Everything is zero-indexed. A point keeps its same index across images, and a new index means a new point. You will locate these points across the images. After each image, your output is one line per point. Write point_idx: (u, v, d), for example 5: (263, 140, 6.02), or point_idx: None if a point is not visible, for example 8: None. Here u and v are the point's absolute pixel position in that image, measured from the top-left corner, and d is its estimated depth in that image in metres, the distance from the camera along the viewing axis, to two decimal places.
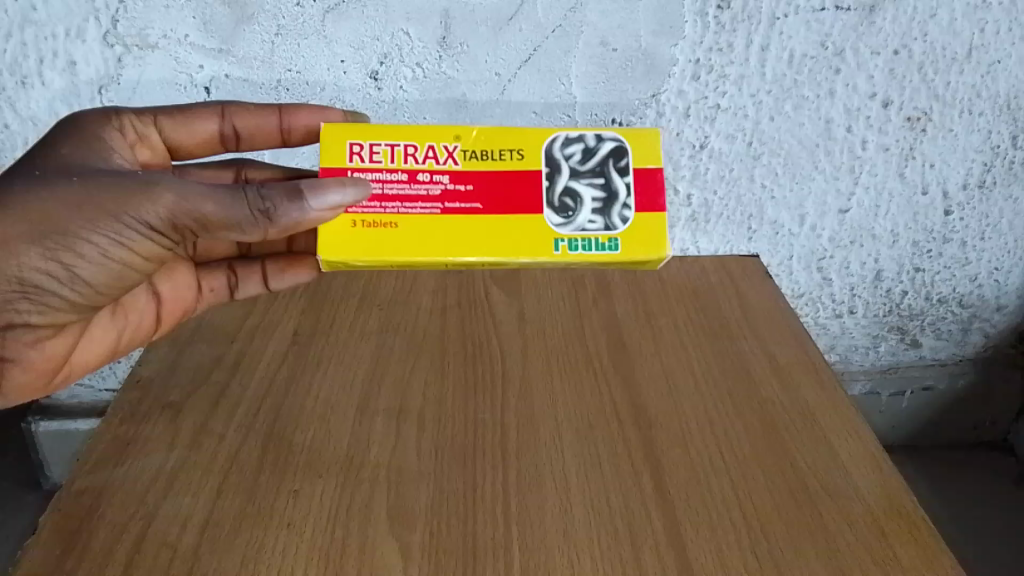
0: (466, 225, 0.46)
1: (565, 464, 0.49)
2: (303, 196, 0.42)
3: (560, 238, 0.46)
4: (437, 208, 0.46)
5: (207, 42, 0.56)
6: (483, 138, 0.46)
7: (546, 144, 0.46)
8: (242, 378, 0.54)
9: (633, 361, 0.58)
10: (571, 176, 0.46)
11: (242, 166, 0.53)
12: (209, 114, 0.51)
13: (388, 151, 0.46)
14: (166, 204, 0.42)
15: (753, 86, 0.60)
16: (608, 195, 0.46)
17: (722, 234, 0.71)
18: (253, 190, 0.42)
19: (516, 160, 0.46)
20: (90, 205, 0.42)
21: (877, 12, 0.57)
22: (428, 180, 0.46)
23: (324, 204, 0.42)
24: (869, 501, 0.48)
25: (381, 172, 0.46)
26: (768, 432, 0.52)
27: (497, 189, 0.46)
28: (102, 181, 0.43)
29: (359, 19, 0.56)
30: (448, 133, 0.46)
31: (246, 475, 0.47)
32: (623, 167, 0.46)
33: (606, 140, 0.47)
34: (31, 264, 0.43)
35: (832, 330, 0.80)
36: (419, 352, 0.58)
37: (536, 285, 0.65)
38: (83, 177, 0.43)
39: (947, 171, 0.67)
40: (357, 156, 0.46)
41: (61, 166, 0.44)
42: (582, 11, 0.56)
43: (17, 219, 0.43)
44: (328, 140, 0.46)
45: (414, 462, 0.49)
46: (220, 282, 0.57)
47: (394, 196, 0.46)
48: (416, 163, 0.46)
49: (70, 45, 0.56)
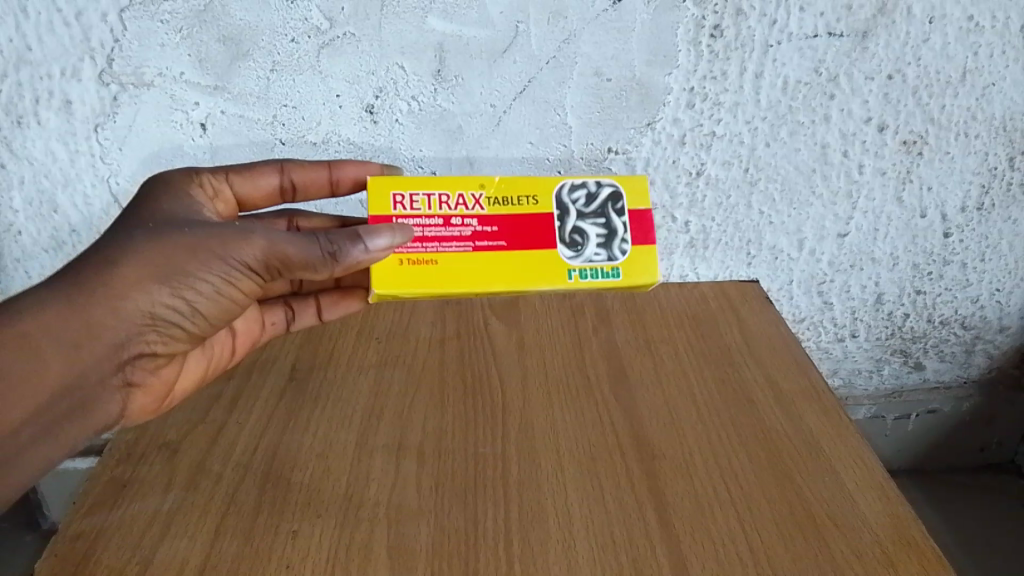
0: (497, 264, 0.49)
1: (567, 498, 0.48)
2: (359, 235, 0.44)
3: (573, 271, 0.49)
4: (470, 247, 0.49)
5: (202, 79, 0.56)
6: (505, 184, 0.49)
7: (555, 191, 0.50)
8: (239, 416, 0.54)
9: (633, 390, 0.57)
10: (578, 217, 0.50)
11: (293, 215, 0.54)
12: (272, 169, 0.51)
13: (426, 199, 0.48)
14: (261, 249, 0.44)
15: (748, 113, 0.60)
16: (609, 231, 0.49)
17: (721, 260, 0.70)
18: (323, 236, 0.44)
19: (533, 205, 0.50)
20: (201, 250, 0.44)
21: (870, 38, 0.58)
22: (460, 224, 0.49)
23: (373, 247, 0.44)
24: (878, 532, 0.47)
25: (420, 218, 0.48)
26: (773, 463, 0.52)
27: (521, 229, 0.49)
28: (216, 227, 0.45)
29: (354, 54, 0.56)
30: (473, 182, 0.49)
31: (245, 516, 0.47)
32: (622, 208, 0.50)
33: (604, 185, 0.50)
34: (158, 300, 0.44)
35: (835, 354, 0.79)
36: (419, 385, 0.57)
37: (536, 314, 0.65)
38: (192, 224, 0.45)
39: (945, 194, 0.67)
40: (400, 205, 0.48)
41: (168, 218, 0.46)
42: (575, 42, 0.56)
43: (141, 261, 0.44)
44: (372, 192, 0.48)
45: (414, 500, 0.48)
46: (279, 316, 0.59)
47: (432, 238, 0.48)
48: (448, 209, 0.48)
49: (66, 85, 0.56)
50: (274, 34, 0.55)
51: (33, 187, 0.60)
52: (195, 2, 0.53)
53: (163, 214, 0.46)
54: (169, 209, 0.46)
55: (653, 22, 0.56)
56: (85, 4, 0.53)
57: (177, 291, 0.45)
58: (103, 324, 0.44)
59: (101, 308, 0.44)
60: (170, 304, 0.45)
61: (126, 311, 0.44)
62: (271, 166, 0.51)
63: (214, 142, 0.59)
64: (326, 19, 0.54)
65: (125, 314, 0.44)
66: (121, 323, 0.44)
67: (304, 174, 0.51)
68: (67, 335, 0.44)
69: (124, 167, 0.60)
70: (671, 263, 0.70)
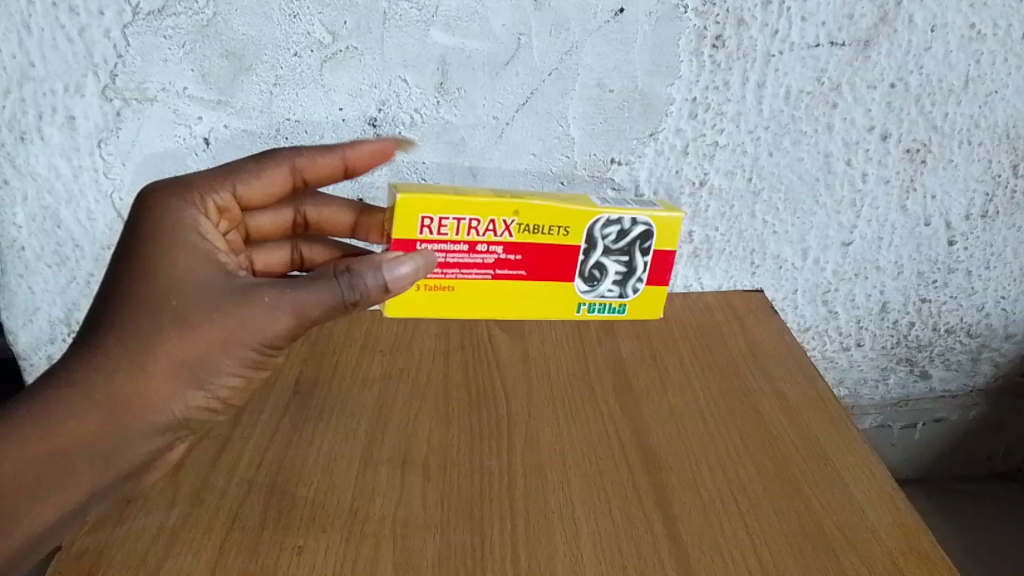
0: (510, 289, 0.53)
1: (574, 511, 0.48)
2: (378, 272, 0.44)
3: (581, 302, 0.55)
4: (489, 273, 0.52)
5: (205, 94, 0.56)
6: (539, 214, 0.50)
7: (589, 225, 0.51)
8: (244, 430, 0.54)
9: (639, 401, 0.57)
10: (603, 253, 0.53)
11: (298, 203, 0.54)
12: (280, 165, 0.49)
13: (455, 225, 0.49)
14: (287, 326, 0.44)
15: (751, 123, 0.60)
16: (628, 271, 0.54)
17: (725, 269, 0.69)
18: (345, 279, 0.44)
19: (561, 236, 0.51)
20: (233, 343, 0.44)
21: (872, 46, 0.58)
22: (485, 250, 0.51)
23: (397, 276, 0.45)
24: (887, 544, 0.48)
25: (446, 242, 0.50)
26: (782, 474, 0.52)
27: (542, 259, 0.52)
28: (244, 311, 0.43)
29: (357, 67, 0.56)
30: (508, 209, 0.50)
31: (249, 532, 0.47)
32: (647, 249, 0.53)
33: (638, 223, 0.52)
34: (192, 405, 0.44)
35: (840, 363, 0.79)
36: (423, 399, 0.57)
37: (540, 325, 0.64)
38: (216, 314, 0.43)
39: (950, 203, 0.67)
40: (427, 229, 0.49)
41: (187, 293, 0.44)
42: (577, 54, 0.56)
43: (167, 370, 0.43)
44: (401, 213, 0.48)
45: (420, 513, 0.48)
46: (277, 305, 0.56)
47: (454, 263, 0.51)
48: (476, 236, 0.50)
49: (69, 101, 0.56)
50: (278, 49, 0.55)
51: (36, 203, 0.60)
52: (198, 17, 0.53)
53: (184, 299, 0.44)
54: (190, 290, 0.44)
55: (655, 33, 0.56)
56: (88, 19, 0.53)
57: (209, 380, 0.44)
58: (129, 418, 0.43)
59: (129, 377, 0.43)
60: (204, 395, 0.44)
61: (160, 422, 0.44)
62: (278, 161, 0.50)
63: (217, 155, 0.59)
64: (329, 33, 0.55)
65: (157, 422, 0.44)
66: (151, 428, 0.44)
67: (317, 163, 0.50)
68: (97, 453, 0.43)
69: (127, 182, 0.60)
70: (676, 273, 0.69)
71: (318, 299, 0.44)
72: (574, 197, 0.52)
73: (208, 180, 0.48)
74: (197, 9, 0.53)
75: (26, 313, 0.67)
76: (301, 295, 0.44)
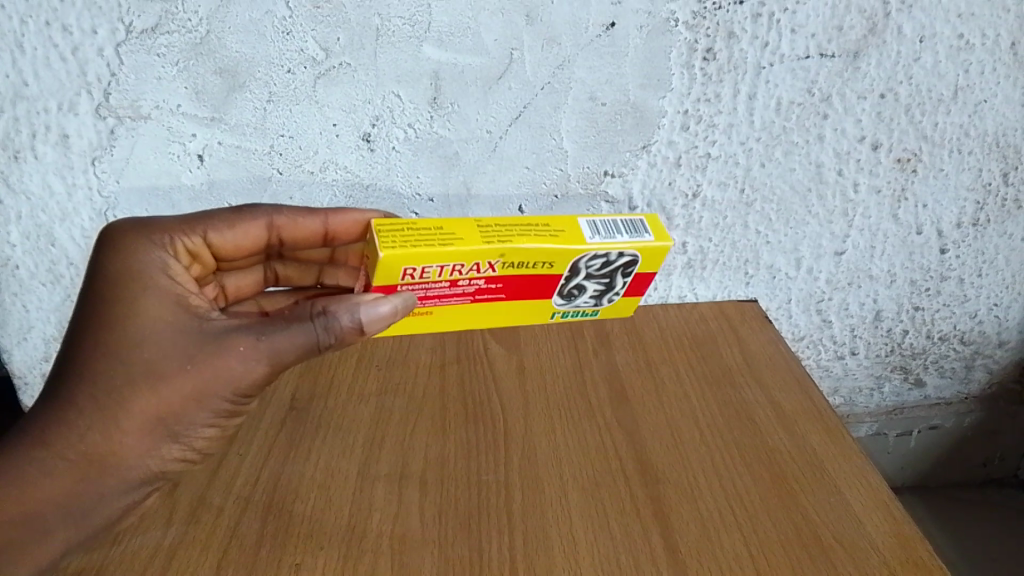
0: (489, 305, 0.52)
1: (573, 525, 0.48)
2: (354, 313, 0.44)
3: (556, 311, 0.55)
4: (468, 297, 0.51)
5: (198, 111, 0.56)
6: (525, 254, 0.47)
7: (575, 260, 0.49)
8: (240, 447, 0.54)
9: (635, 412, 0.57)
10: (586, 278, 0.51)
11: (273, 217, 0.51)
12: (258, 220, 0.50)
13: (438, 271, 0.46)
14: (262, 374, 0.44)
15: (743, 134, 0.61)
16: (606, 288, 0.53)
17: (719, 279, 0.70)
18: (320, 321, 0.44)
19: (545, 268, 0.49)
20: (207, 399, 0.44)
21: (861, 57, 0.58)
22: (467, 284, 0.49)
23: (374, 315, 0.44)
24: (885, 553, 0.48)
25: (427, 283, 0.47)
26: (778, 485, 0.52)
27: (522, 283, 0.50)
28: (220, 360, 0.44)
29: (350, 83, 0.56)
30: (493, 255, 0.46)
31: (246, 550, 0.46)
32: (629, 272, 0.51)
33: (625, 256, 0.50)
34: (168, 457, 0.45)
35: (835, 371, 0.79)
36: (420, 412, 0.57)
37: (536, 338, 0.65)
38: (193, 359, 0.44)
39: (941, 211, 0.68)
40: (408, 277, 0.46)
41: (160, 347, 0.44)
42: (570, 68, 0.56)
43: (138, 426, 0.43)
44: (382, 270, 0.45)
45: (417, 530, 0.48)
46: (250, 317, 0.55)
47: (434, 295, 0.49)
48: (459, 275, 0.48)
49: (62, 119, 0.56)
50: (271, 66, 0.55)
51: (30, 221, 0.60)
52: (191, 35, 0.53)
53: (154, 350, 0.44)
54: (162, 337, 0.44)
55: (647, 46, 0.56)
56: (81, 38, 0.53)
57: (201, 403, 0.44)
58: (123, 433, 0.43)
59: (125, 392, 0.43)
60: (202, 411, 0.45)
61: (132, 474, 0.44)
62: (257, 215, 0.51)
63: (211, 172, 0.59)
64: (322, 50, 0.55)
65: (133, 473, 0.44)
66: (136, 462, 0.44)
67: (296, 219, 0.51)
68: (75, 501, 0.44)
69: (121, 199, 0.60)
70: (670, 284, 0.70)
71: (293, 344, 0.44)
72: (561, 224, 0.49)
73: (179, 222, 0.49)
74: (190, 28, 0.53)
75: (20, 328, 0.67)
76: (275, 342, 0.44)
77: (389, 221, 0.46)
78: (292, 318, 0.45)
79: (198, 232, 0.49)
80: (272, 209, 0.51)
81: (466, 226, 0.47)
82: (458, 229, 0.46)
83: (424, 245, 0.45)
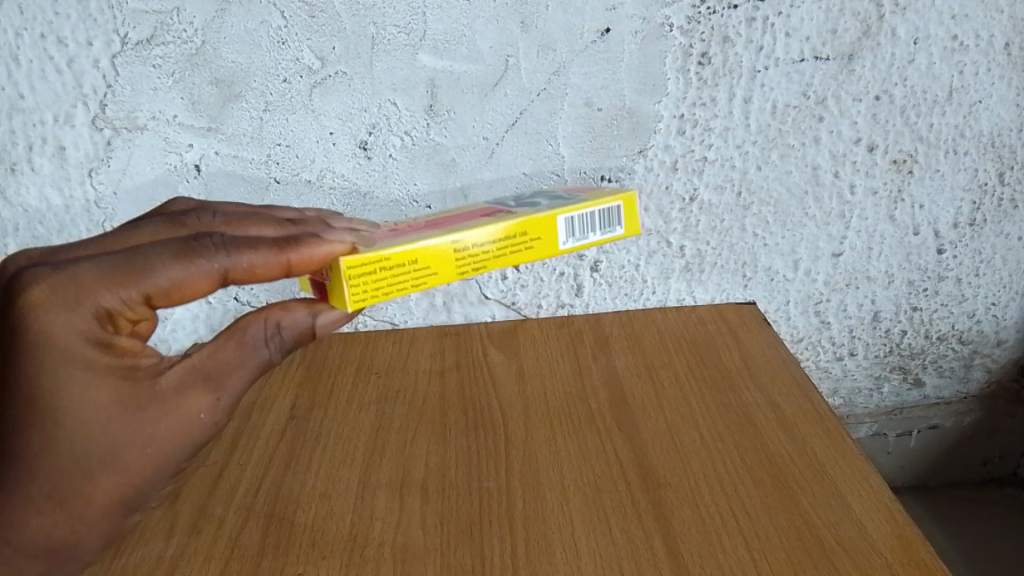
0: None
1: (574, 531, 0.48)
2: (313, 315, 0.43)
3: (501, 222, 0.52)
4: None
5: (195, 121, 0.56)
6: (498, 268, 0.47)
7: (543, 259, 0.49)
8: (241, 457, 0.54)
9: (635, 417, 0.57)
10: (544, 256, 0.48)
11: (226, 267, 0.38)
12: (209, 271, 0.38)
13: None
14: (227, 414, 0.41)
15: (739, 137, 0.61)
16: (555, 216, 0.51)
17: (717, 282, 0.70)
18: (273, 340, 0.42)
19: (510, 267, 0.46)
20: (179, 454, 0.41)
21: (856, 60, 0.58)
22: None
23: (329, 320, 0.44)
24: (888, 554, 0.47)
25: None
26: (778, 488, 0.51)
27: None
28: (187, 420, 0.39)
29: (346, 92, 0.56)
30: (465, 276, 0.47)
31: (248, 560, 0.46)
32: None
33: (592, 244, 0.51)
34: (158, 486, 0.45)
35: (834, 372, 0.79)
36: (420, 421, 0.57)
37: (535, 343, 0.65)
38: (157, 427, 0.38)
39: (937, 212, 0.68)
40: None
41: (117, 427, 0.37)
42: (565, 74, 0.57)
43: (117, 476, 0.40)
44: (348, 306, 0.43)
45: (419, 538, 0.48)
46: None
47: None
48: None
49: (59, 131, 0.56)
50: (267, 75, 0.55)
51: (27, 233, 0.59)
52: (187, 46, 0.53)
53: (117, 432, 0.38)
54: (121, 418, 0.38)
55: (642, 51, 0.57)
56: (77, 50, 0.53)
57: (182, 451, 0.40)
58: None
59: (94, 462, 0.37)
60: None
61: None
62: (206, 263, 0.37)
63: (208, 183, 0.59)
64: (318, 59, 0.55)
65: None
66: None
67: (253, 266, 0.38)
68: None
69: (117, 212, 0.59)
70: (668, 287, 0.69)
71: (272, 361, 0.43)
72: (533, 228, 0.47)
73: (104, 279, 0.36)
74: (186, 38, 0.53)
75: None
76: (238, 383, 0.41)
77: (358, 256, 0.41)
78: (243, 345, 0.41)
79: (131, 295, 0.36)
80: (221, 249, 0.38)
81: (441, 254, 0.44)
82: (429, 257, 0.43)
83: (397, 289, 0.43)
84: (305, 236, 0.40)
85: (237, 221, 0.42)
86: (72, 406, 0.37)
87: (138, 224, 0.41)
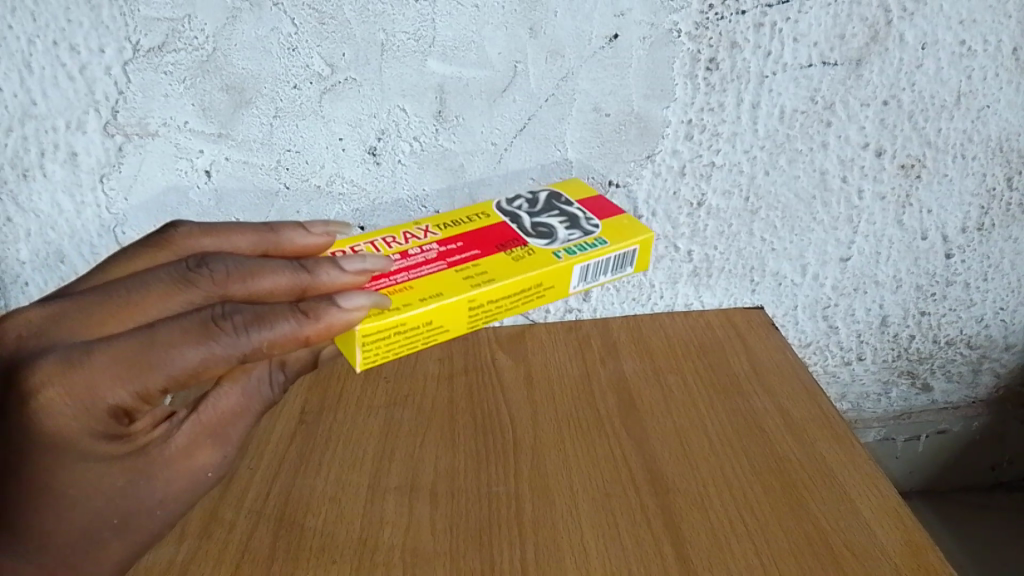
0: None
1: (583, 537, 0.48)
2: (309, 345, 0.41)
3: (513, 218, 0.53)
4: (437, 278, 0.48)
5: (206, 128, 0.57)
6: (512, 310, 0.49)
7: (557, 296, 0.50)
8: (251, 461, 0.54)
9: (644, 421, 0.57)
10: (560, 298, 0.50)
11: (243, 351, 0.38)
12: (224, 357, 0.38)
13: None
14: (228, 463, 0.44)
15: (747, 143, 0.61)
16: (570, 219, 0.52)
17: (724, 287, 0.70)
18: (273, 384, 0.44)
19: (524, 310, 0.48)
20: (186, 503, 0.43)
21: (864, 65, 0.58)
22: None
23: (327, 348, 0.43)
24: (896, 559, 0.47)
25: None
26: (788, 493, 0.52)
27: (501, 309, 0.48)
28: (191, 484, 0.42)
29: (356, 98, 0.57)
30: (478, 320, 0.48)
31: (260, 564, 0.47)
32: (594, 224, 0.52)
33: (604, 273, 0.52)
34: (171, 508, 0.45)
35: (842, 377, 0.79)
36: (429, 425, 0.58)
37: (543, 347, 0.66)
38: (165, 499, 0.41)
39: (945, 216, 0.68)
40: None
41: (130, 502, 0.40)
42: (573, 80, 0.57)
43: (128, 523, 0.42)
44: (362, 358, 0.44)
45: (429, 543, 0.48)
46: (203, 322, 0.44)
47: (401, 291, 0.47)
48: None
49: (71, 137, 0.56)
50: (277, 82, 0.55)
51: (39, 239, 0.60)
52: (198, 53, 0.53)
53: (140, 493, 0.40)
54: (140, 484, 0.40)
55: (650, 57, 0.57)
56: (89, 57, 0.53)
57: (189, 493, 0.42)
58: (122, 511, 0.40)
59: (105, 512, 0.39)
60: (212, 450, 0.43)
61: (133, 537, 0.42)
62: (225, 348, 0.37)
63: (219, 189, 0.59)
64: (328, 65, 0.55)
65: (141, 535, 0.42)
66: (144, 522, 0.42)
67: (273, 343, 0.38)
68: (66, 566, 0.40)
69: (129, 217, 0.60)
70: (676, 292, 0.69)
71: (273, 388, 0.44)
72: (549, 278, 0.48)
73: (118, 377, 0.37)
74: (196, 45, 0.53)
75: None
76: (243, 426, 0.44)
77: (374, 324, 0.42)
78: (246, 393, 0.43)
79: (144, 386, 0.37)
80: (238, 329, 0.38)
81: (455, 313, 0.45)
82: (443, 316, 0.44)
83: (410, 347, 0.44)
84: (321, 301, 0.39)
85: (249, 275, 0.41)
86: (87, 474, 0.39)
87: (147, 284, 0.41)
